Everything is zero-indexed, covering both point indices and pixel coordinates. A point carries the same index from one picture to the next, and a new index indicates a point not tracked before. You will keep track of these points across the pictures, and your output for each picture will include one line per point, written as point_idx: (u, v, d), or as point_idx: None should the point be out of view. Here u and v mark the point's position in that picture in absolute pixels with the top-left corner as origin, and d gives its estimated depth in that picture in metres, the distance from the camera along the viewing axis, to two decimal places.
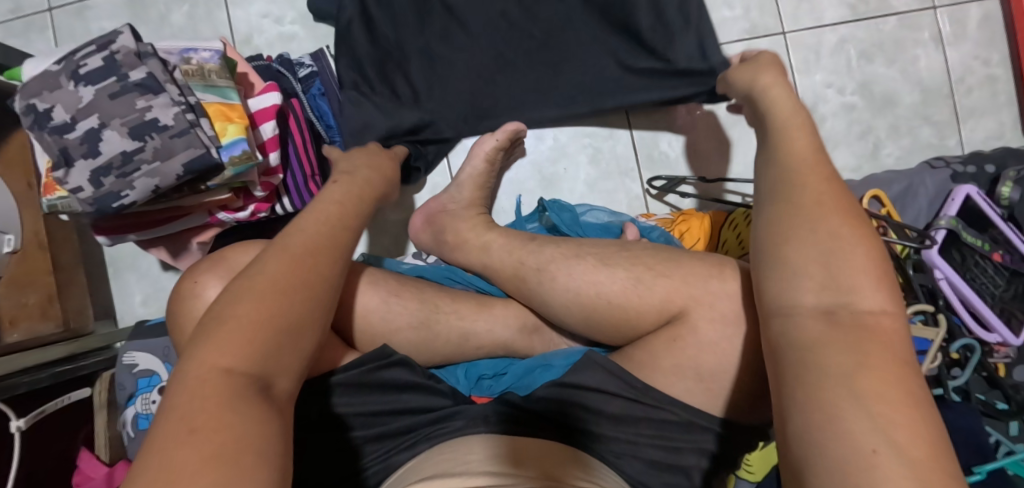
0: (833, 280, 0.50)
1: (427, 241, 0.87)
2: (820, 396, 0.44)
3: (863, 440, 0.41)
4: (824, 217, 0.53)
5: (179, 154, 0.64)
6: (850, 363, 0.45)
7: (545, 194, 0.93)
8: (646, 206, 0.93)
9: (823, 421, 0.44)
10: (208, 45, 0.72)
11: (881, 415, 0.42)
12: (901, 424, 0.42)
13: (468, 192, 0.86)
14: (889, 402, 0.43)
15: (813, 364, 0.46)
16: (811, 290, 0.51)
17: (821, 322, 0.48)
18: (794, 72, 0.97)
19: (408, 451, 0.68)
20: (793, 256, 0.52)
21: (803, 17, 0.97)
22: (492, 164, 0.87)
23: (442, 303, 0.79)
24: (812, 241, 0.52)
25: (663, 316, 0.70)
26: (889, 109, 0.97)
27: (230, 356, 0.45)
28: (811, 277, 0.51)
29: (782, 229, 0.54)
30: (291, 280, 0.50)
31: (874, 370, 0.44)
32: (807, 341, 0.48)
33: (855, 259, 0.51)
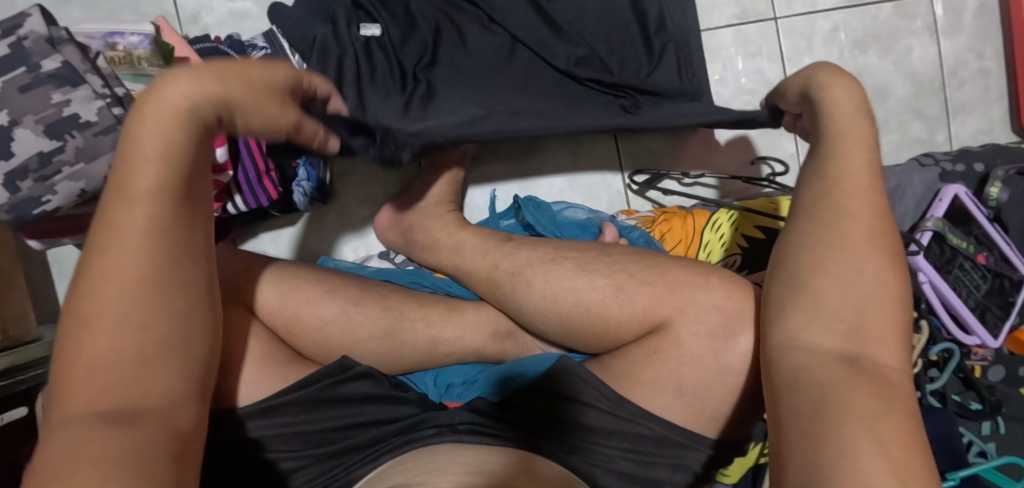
0: (859, 326, 0.44)
1: (395, 238, 0.81)
2: (834, 438, 0.39)
3: (872, 482, 0.37)
4: (865, 253, 0.46)
5: (107, 153, 0.57)
6: (874, 406, 0.40)
7: (521, 190, 0.87)
8: (626, 203, 0.89)
9: (829, 459, 0.38)
10: (136, 26, 0.63)
11: (897, 459, 0.38)
12: (913, 478, 0.37)
13: (436, 186, 0.79)
14: (901, 446, 0.39)
15: (829, 406, 0.41)
16: (838, 319, 0.44)
17: (842, 368, 0.42)
18: (785, 61, 0.92)
19: (368, 466, 0.62)
20: (826, 294, 0.45)
21: (795, 3, 0.91)
22: (460, 156, 0.80)
23: (408, 310, 0.73)
24: (847, 271, 0.45)
25: (645, 326, 0.65)
26: (880, 102, 0.94)
27: (83, 386, 0.37)
28: (839, 306, 0.45)
29: (816, 247, 0.47)
30: (123, 288, 0.39)
31: (889, 420, 0.40)
32: (821, 378, 0.42)
33: (884, 308, 0.45)
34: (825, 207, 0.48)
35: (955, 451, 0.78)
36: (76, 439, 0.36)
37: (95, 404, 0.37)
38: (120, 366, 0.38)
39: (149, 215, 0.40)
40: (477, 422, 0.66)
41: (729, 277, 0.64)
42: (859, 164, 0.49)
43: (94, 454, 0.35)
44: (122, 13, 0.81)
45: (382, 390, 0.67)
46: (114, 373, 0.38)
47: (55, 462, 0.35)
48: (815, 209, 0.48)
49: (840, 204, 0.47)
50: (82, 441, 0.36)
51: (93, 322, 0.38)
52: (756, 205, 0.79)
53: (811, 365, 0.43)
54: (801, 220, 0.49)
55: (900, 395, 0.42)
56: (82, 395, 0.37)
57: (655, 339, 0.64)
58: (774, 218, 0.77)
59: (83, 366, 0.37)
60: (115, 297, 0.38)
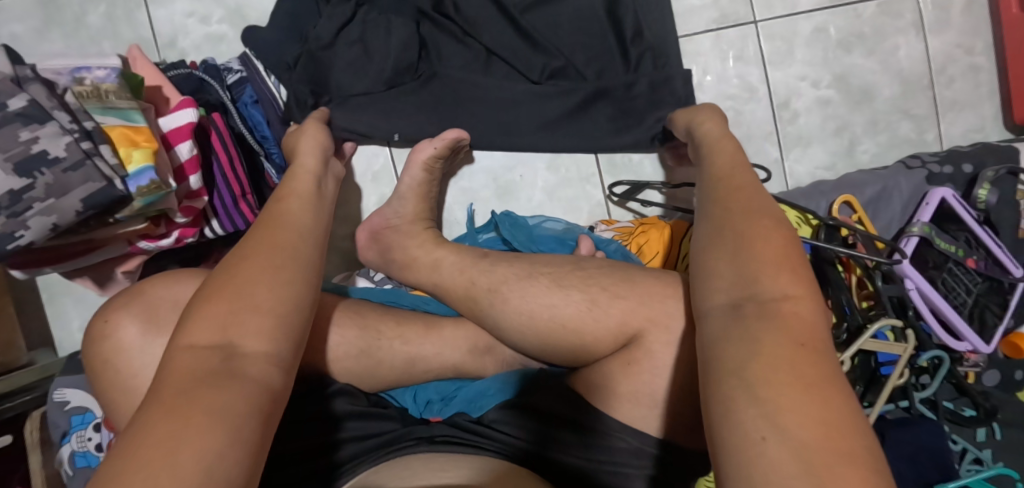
0: (741, 276, 0.45)
1: (372, 257, 0.81)
2: (722, 395, 0.39)
3: (750, 429, 0.36)
4: (744, 225, 0.49)
5: (76, 189, 0.58)
6: (750, 352, 0.40)
7: (500, 203, 0.87)
8: (607, 213, 0.88)
9: (718, 415, 0.38)
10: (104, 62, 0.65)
11: (770, 400, 0.37)
12: (787, 403, 0.37)
13: (412, 204, 0.79)
14: (785, 375, 0.38)
15: (714, 359, 0.42)
16: (725, 283, 0.45)
17: (727, 320, 0.43)
18: (766, 65, 0.90)
19: (346, 475, 0.62)
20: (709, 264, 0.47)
21: (776, 5, 0.89)
22: (432, 173, 0.80)
23: (384, 328, 0.73)
24: (727, 239, 0.48)
25: (619, 340, 0.64)
26: (866, 103, 0.92)
27: (211, 329, 0.44)
28: (727, 272, 0.46)
29: (708, 230, 0.50)
30: (257, 280, 0.48)
31: (767, 353, 0.40)
32: (713, 331, 0.43)
33: (769, 263, 0.45)
34: (718, 202, 0.53)
35: (946, 462, 0.76)
36: (194, 380, 0.41)
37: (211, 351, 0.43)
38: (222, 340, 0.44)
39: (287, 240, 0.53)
40: (456, 435, 0.67)
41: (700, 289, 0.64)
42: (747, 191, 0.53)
43: (205, 396, 0.40)
44: (101, 40, 0.81)
45: (354, 406, 0.68)
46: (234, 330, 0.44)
47: (178, 391, 0.40)
48: (710, 202, 0.54)
49: (721, 198, 0.53)
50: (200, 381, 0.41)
51: (216, 304, 0.46)
52: None
53: (707, 324, 0.44)
54: (701, 212, 0.54)
55: (798, 331, 0.41)
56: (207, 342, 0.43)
57: (627, 355, 0.63)
58: None
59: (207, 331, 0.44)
60: (246, 280, 0.47)
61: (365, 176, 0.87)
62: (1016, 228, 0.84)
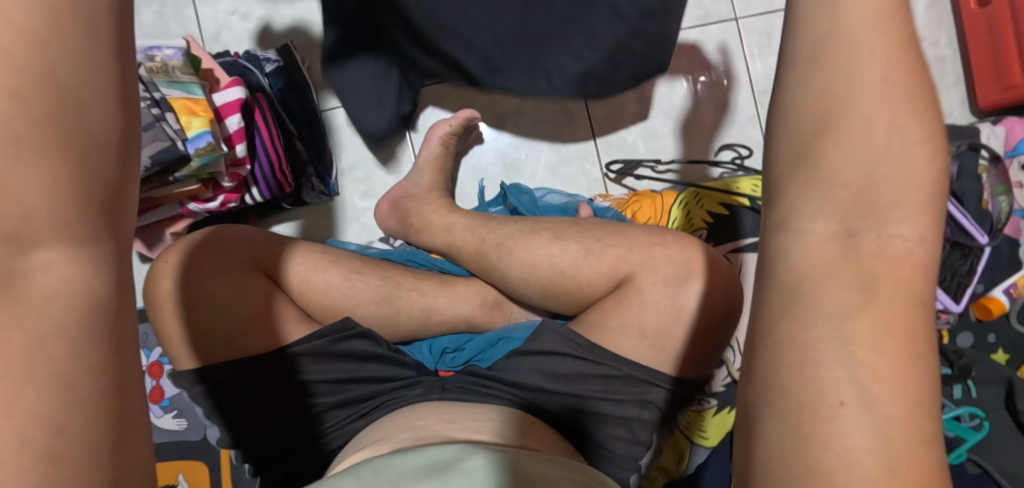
0: (865, 195, 0.32)
1: (392, 225, 0.90)
2: (799, 344, 0.33)
3: (827, 388, 0.32)
4: (875, 70, 0.31)
5: (146, 146, 0.68)
6: (846, 287, 0.33)
7: (508, 179, 0.96)
8: (605, 189, 0.97)
9: (790, 362, 0.33)
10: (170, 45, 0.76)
11: (865, 364, 0.32)
12: (888, 383, 0.32)
13: (429, 174, 0.88)
14: (879, 361, 0.32)
15: (803, 318, 0.33)
16: (846, 175, 0.32)
17: (830, 268, 0.33)
18: (748, 56, 1.00)
19: (363, 418, 0.72)
20: (802, 187, 0.33)
21: (755, 3, 1.00)
22: (447, 148, 0.89)
23: (405, 281, 0.82)
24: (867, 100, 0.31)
25: (611, 282, 0.73)
26: None
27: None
28: (857, 160, 0.32)
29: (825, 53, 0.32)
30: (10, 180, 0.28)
31: (874, 316, 0.32)
32: (803, 275, 0.33)
33: (913, 162, 0.31)
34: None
35: None
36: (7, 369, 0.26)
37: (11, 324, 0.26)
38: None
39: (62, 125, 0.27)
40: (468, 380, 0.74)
41: (682, 236, 0.73)
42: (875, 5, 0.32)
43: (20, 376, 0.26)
44: (154, 34, 0.92)
45: (378, 348, 0.75)
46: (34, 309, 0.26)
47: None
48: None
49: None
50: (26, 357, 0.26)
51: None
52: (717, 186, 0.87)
53: (796, 260, 0.33)
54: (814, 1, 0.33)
55: (903, 284, 0.32)
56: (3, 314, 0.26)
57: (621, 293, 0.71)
58: (732, 196, 0.86)
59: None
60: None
61: (386, 156, 0.96)
62: (980, 199, 0.91)
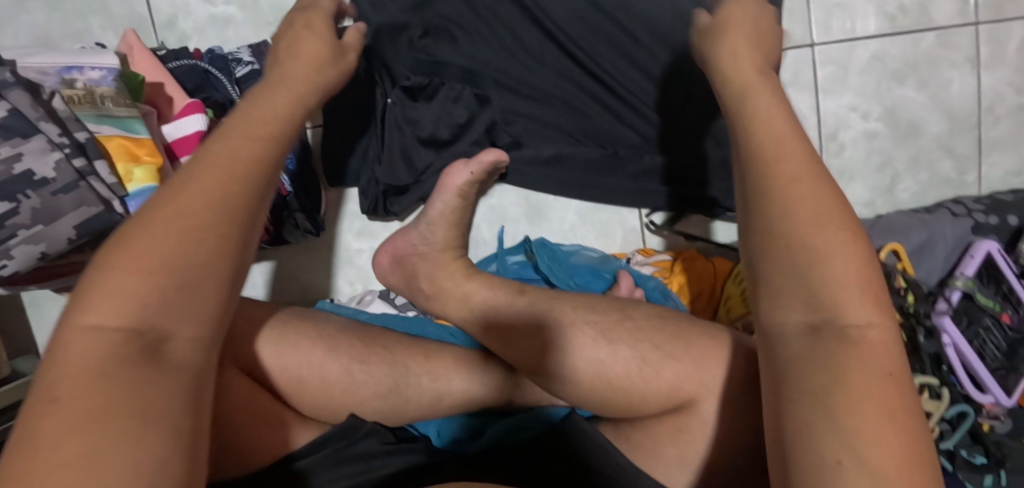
0: (816, 287, 0.41)
1: (395, 284, 0.75)
2: (805, 425, 0.38)
3: (829, 454, 0.36)
4: (790, 177, 0.44)
5: (68, 215, 0.50)
6: (823, 368, 0.39)
7: (532, 224, 0.81)
8: (642, 241, 0.83)
9: (796, 432, 0.38)
10: (98, 61, 0.54)
11: (852, 429, 0.36)
12: (877, 448, 0.36)
13: (443, 230, 0.71)
14: (875, 439, 0.36)
15: (793, 381, 0.40)
16: (792, 274, 0.42)
17: (806, 343, 0.40)
18: (819, 93, 0.85)
19: None
20: (770, 269, 0.43)
21: (835, 28, 0.84)
22: (466, 199, 0.71)
23: (413, 363, 0.68)
24: (791, 186, 0.44)
25: (671, 403, 0.58)
26: (913, 139, 0.88)
27: (119, 305, 0.38)
28: (798, 259, 0.42)
29: (758, 162, 0.46)
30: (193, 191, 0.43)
31: (854, 388, 0.38)
32: (788, 356, 0.41)
33: (843, 266, 0.41)
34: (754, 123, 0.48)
35: None
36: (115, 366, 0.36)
37: (125, 336, 0.37)
38: (139, 294, 0.38)
39: (231, 165, 0.45)
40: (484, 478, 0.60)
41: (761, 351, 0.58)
42: (770, 104, 0.48)
43: (122, 397, 0.35)
44: (88, 16, 0.69)
45: (390, 447, 0.61)
46: (159, 310, 0.38)
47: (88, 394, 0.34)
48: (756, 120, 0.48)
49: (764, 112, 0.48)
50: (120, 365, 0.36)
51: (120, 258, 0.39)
52: None
53: (777, 333, 0.42)
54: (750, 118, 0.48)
55: (872, 366, 0.39)
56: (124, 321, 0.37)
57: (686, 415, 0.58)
58: None
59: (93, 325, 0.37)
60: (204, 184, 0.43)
61: None
62: None
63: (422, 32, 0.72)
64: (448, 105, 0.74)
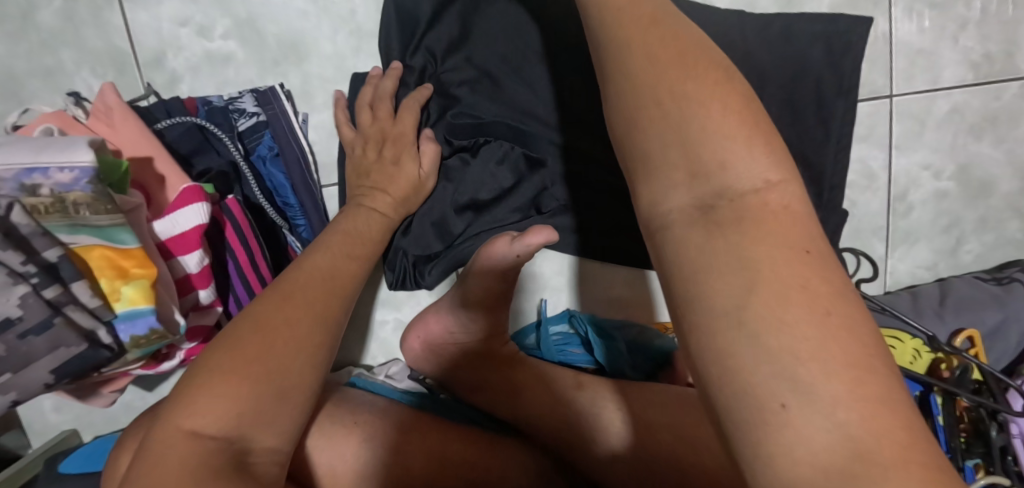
0: (698, 164, 0.31)
1: (431, 366, 0.67)
2: (724, 356, 0.27)
3: (766, 393, 0.26)
4: (649, 55, 0.34)
5: (43, 358, 0.42)
6: (730, 277, 0.28)
7: (575, 294, 0.73)
8: None
9: (719, 375, 0.27)
10: (68, 157, 0.42)
11: (777, 348, 0.26)
12: (827, 367, 0.26)
13: (484, 318, 0.62)
14: (821, 363, 0.26)
15: (687, 292, 0.29)
16: (674, 157, 0.32)
17: (695, 229, 0.31)
18: (894, 149, 0.77)
19: None
20: (652, 139, 0.33)
21: (918, 76, 0.75)
22: (509, 279, 0.60)
23: (452, 454, 0.60)
24: (660, 60, 0.34)
25: None
26: (983, 199, 0.82)
27: (208, 409, 0.37)
28: (675, 142, 0.32)
29: (626, 37, 0.35)
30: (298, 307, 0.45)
31: (767, 292, 0.28)
32: (674, 265, 0.31)
33: (729, 143, 0.31)
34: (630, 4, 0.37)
35: None
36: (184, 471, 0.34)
37: (211, 444, 0.36)
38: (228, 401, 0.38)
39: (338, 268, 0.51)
40: None
41: None
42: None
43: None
44: (58, 47, 0.56)
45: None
46: (246, 418, 0.38)
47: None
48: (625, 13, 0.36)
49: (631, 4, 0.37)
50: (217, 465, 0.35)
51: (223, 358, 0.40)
52: None
53: (673, 236, 0.31)
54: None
55: (791, 267, 0.28)
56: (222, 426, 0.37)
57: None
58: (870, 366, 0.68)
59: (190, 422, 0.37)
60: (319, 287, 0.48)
61: None
62: None
63: (467, 77, 0.61)
64: (493, 167, 0.63)
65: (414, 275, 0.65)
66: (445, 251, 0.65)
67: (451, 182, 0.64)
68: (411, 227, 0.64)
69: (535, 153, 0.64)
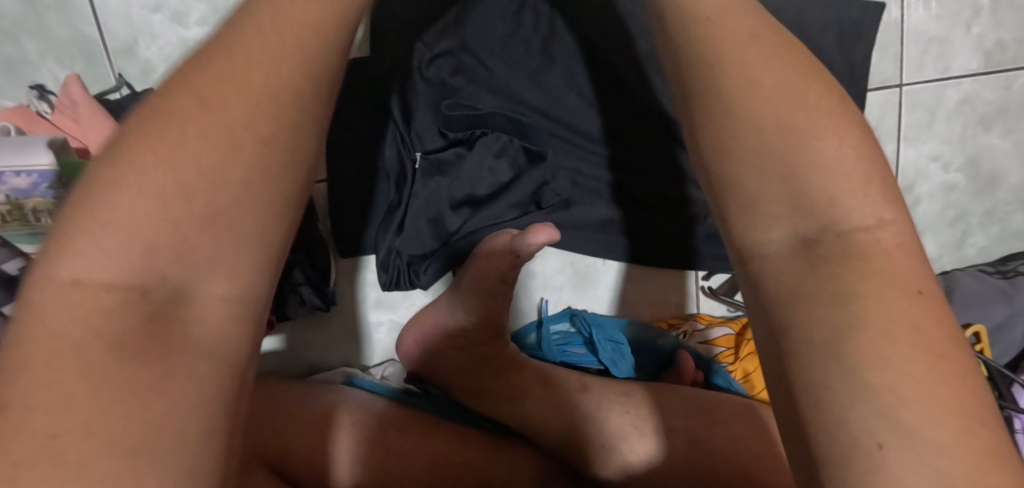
0: (807, 201, 0.31)
1: (424, 368, 0.64)
2: (817, 391, 0.28)
3: (859, 428, 0.27)
4: (750, 79, 0.33)
5: None
6: (829, 311, 0.29)
7: (577, 294, 0.70)
8: (698, 307, 0.73)
9: (814, 406, 0.28)
10: (24, 160, 0.44)
11: (877, 386, 0.27)
12: (929, 408, 0.27)
13: (482, 319, 0.59)
14: (924, 401, 0.27)
15: (786, 325, 0.30)
16: (777, 193, 0.31)
17: (796, 266, 0.30)
18: (902, 141, 0.75)
19: None
20: (751, 173, 0.32)
21: (929, 65, 0.73)
22: (508, 280, 0.57)
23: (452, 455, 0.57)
24: (760, 88, 0.33)
25: None
26: (990, 191, 0.80)
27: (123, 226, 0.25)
28: (777, 176, 0.31)
29: (720, 62, 0.34)
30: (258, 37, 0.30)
31: (875, 328, 0.28)
32: (775, 298, 0.31)
33: (840, 180, 0.31)
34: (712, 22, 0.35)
35: None
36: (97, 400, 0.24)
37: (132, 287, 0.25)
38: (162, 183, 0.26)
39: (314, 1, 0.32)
40: None
41: None
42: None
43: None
44: (21, 37, 0.51)
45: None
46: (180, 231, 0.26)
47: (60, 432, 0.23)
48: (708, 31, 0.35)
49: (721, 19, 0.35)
50: (130, 359, 0.25)
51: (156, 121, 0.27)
52: None
53: (768, 271, 0.31)
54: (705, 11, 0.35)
55: (899, 304, 0.28)
56: (135, 204, 0.26)
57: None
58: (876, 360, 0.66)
59: (68, 331, 0.24)
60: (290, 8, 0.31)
61: None
62: None
63: (465, 70, 0.59)
64: (490, 160, 0.60)
65: (408, 275, 0.62)
66: (441, 249, 0.62)
67: (447, 176, 0.59)
68: (404, 224, 0.60)
69: (535, 146, 0.61)
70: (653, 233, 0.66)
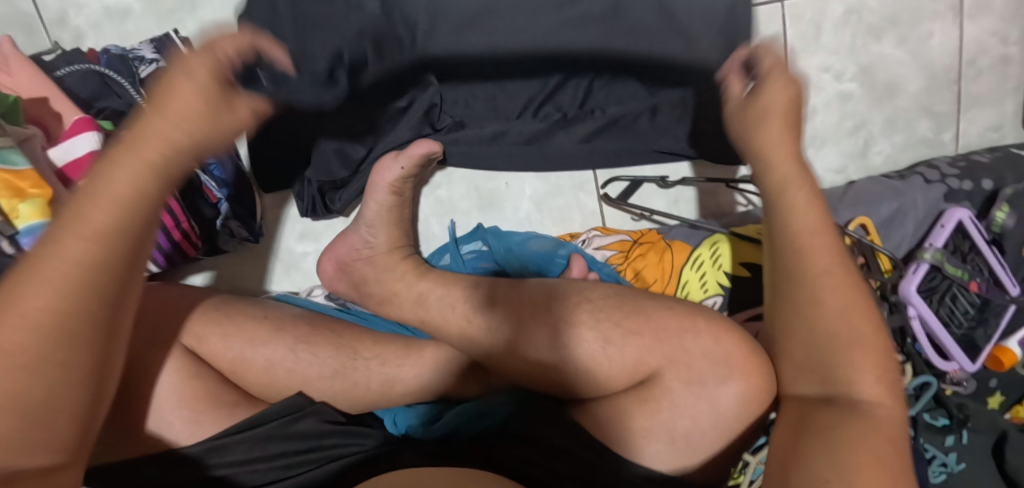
0: (813, 363, 0.47)
1: (342, 284, 0.72)
2: (789, 469, 0.43)
3: (817, 472, 0.41)
4: (844, 331, 0.47)
5: None
6: (838, 440, 0.43)
7: (483, 214, 0.78)
8: (603, 220, 0.80)
9: (790, 471, 0.43)
10: None
11: (853, 459, 0.41)
12: (866, 470, 0.40)
13: (385, 232, 0.70)
14: (874, 468, 0.40)
15: (801, 434, 0.45)
16: (807, 364, 0.48)
17: (822, 419, 0.45)
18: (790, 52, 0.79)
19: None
20: (794, 332, 0.49)
21: None
22: (400, 194, 0.69)
23: (361, 346, 0.65)
24: (834, 314, 0.47)
25: (633, 378, 0.55)
26: (889, 99, 0.83)
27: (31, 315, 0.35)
28: (815, 348, 0.47)
29: (816, 327, 0.47)
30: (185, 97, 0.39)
31: (856, 432, 0.43)
32: (804, 425, 0.45)
33: (855, 357, 0.46)
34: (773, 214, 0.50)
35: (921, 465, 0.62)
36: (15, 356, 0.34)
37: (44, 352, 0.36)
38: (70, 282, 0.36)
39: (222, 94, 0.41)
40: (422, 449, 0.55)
41: (717, 320, 0.55)
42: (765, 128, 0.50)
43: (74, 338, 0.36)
44: None
45: (338, 426, 0.55)
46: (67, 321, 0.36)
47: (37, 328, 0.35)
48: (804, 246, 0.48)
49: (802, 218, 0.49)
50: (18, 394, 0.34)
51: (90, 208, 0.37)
52: (739, 232, 0.73)
53: (801, 402, 0.48)
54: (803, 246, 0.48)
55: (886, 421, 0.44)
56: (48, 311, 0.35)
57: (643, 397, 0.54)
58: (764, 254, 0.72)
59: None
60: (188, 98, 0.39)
61: None
62: None
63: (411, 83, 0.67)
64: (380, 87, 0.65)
65: (322, 199, 0.71)
66: (350, 176, 0.70)
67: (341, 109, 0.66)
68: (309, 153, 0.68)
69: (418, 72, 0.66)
70: (540, 140, 0.72)
